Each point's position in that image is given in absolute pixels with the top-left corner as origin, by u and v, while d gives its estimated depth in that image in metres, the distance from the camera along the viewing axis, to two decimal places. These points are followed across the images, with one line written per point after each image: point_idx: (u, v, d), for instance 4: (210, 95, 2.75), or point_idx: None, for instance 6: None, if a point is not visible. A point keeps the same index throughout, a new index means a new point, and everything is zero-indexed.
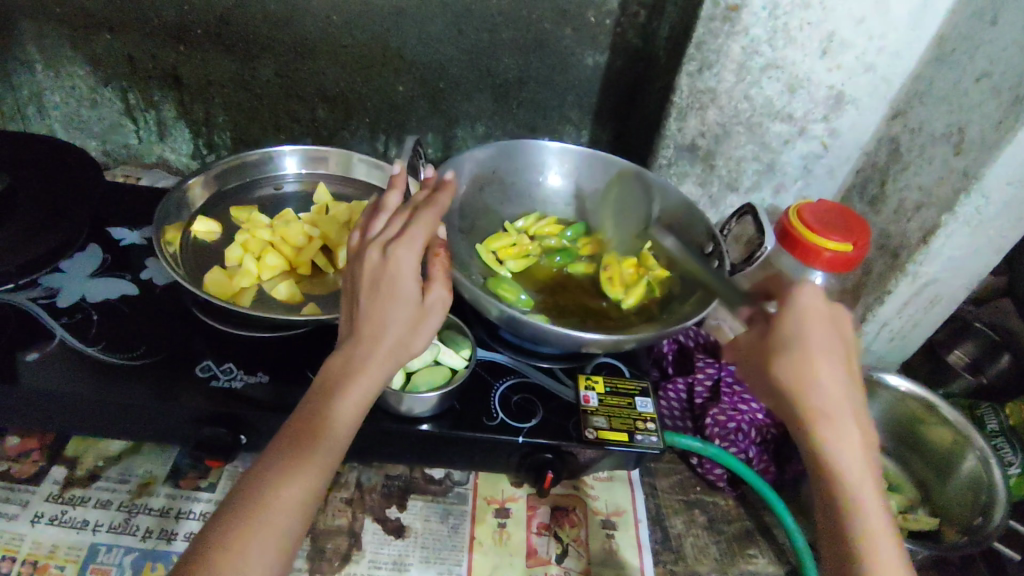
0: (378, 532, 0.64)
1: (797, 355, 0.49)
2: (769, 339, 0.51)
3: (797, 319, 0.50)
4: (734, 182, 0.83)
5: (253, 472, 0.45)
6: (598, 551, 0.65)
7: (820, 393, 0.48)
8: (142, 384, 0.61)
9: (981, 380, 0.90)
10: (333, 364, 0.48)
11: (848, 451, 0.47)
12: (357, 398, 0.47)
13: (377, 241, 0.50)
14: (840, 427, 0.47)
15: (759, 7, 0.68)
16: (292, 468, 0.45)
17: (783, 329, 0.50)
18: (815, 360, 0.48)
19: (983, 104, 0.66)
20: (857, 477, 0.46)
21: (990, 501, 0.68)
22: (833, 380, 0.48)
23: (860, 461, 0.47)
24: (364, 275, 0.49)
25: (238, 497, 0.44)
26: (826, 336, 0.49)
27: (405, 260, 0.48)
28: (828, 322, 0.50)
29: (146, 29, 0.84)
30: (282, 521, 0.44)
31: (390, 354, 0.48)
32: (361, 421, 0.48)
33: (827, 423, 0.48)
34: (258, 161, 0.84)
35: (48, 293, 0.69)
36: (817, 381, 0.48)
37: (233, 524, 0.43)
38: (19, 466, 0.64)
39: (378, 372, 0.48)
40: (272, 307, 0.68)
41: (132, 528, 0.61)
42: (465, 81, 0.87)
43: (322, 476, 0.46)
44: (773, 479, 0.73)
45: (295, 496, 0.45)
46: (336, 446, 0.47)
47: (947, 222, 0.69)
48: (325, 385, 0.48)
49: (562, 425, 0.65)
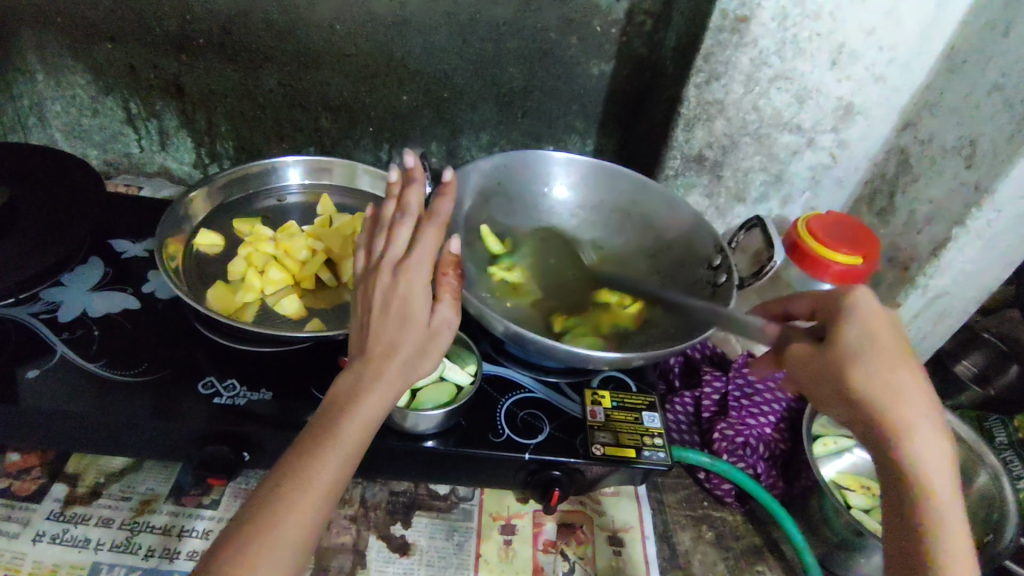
0: (383, 550, 0.63)
1: (873, 365, 0.44)
2: (836, 352, 0.45)
3: (861, 327, 0.46)
4: (741, 193, 0.82)
5: (261, 488, 0.44)
6: (605, 568, 0.65)
7: (905, 410, 0.43)
8: (143, 401, 0.61)
9: (989, 391, 0.90)
10: (343, 380, 0.47)
11: (934, 463, 0.43)
12: (368, 414, 0.46)
13: (386, 261, 0.50)
14: (928, 440, 0.43)
15: (769, 18, 0.67)
16: (302, 484, 0.43)
17: (850, 342, 0.45)
18: (889, 370, 0.44)
19: (995, 116, 0.65)
20: (943, 489, 0.43)
21: (1001, 518, 0.67)
22: (914, 389, 0.44)
23: (946, 472, 0.43)
24: (375, 294, 0.49)
25: (249, 512, 0.43)
26: (896, 343, 0.45)
27: (415, 278, 0.48)
28: (891, 327, 0.46)
29: (148, 39, 0.83)
30: (292, 539, 0.42)
31: (400, 373, 0.47)
32: (370, 439, 0.47)
33: (917, 441, 0.43)
34: (261, 173, 0.83)
35: (49, 307, 0.69)
36: (901, 393, 0.43)
37: (240, 542, 0.41)
38: (19, 483, 0.63)
39: (387, 390, 0.47)
40: (275, 324, 0.67)
41: (134, 547, 0.60)
42: (469, 90, 0.86)
43: (332, 494, 0.45)
44: (781, 495, 0.72)
45: (304, 514, 0.43)
46: (347, 462, 0.45)
47: (958, 235, 0.68)
48: (336, 402, 0.47)
49: (568, 442, 0.64)
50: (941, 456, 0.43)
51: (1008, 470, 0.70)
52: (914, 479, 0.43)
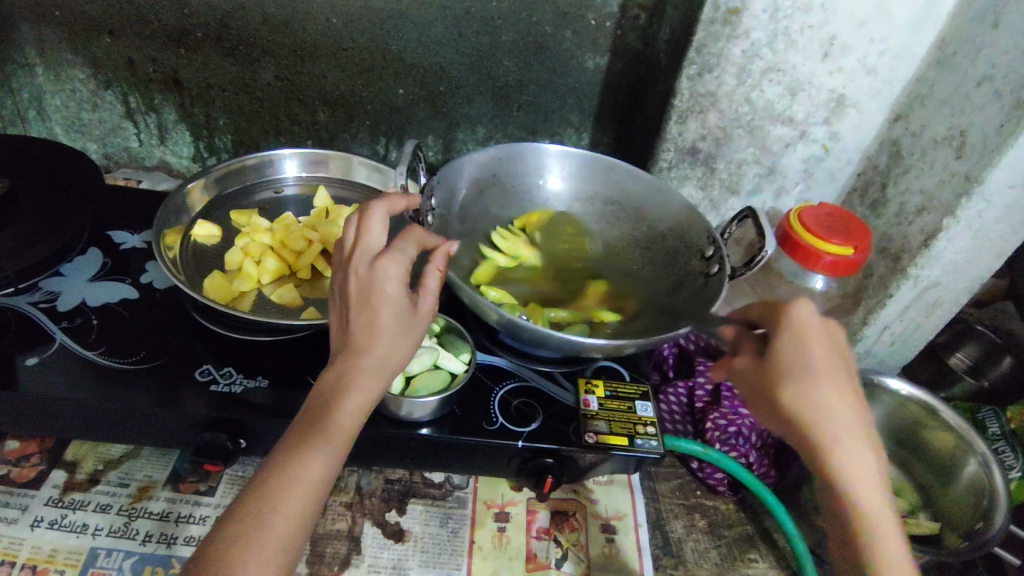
0: (378, 536, 0.64)
1: (802, 386, 0.46)
2: (767, 366, 0.48)
3: (791, 339, 0.48)
4: (735, 185, 0.82)
5: (247, 488, 0.44)
6: (598, 555, 0.65)
7: (830, 426, 0.46)
8: (140, 388, 0.61)
9: (981, 382, 0.91)
10: (328, 377, 0.48)
11: (859, 467, 0.45)
12: (352, 408, 0.47)
13: (360, 253, 0.49)
14: (855, 453, 0.45)
15: (760, 10, 0.67)
16: (291, 480, 0.44)
17: (781, 354, 0.47)
18: (812, 388, 0.46)
19: (985, 106, 0.65)
20: (869, 497, 0.45)
21: (991, 505, 0.68)
22: (838, 404, 0.46)
23: (873, 479, 0.45)
24: (352, 288, 0.49)
25: (235, 513, 0.43)
26: (826, 359, 0.47)
27: (391, 271, 0.48)
28: (820, 338, 0.47)
29: (146, 32, 0.84)
30: (280, 536, 0.43)
31: (383, 364, 0.48)
32: (357, 432, 0.48)
33: (842, 455, 0.45)
34: (258, 166, 0.84)
35: (48, 296, 0.70)
36: (825, 412, 0.46)
37: (226, 542, 0.42)
38: (18, 470, 0.64)
39: (372, 385, 0.48)
40: (270, 313, 0.68)
41: (132, 532, 0.61)
42: (465, 84, 0.87)
43: (320, 489, 0.45)
44: (774, 483, 0.74)
45: (294, 510, 0.44)
46: (333, 459, 0.46)
47: (948, 225, 0.68)
48: (318, 399, 0.47)
49: (562, 429, 0.65)
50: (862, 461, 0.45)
51: (998, 457, 0.71)
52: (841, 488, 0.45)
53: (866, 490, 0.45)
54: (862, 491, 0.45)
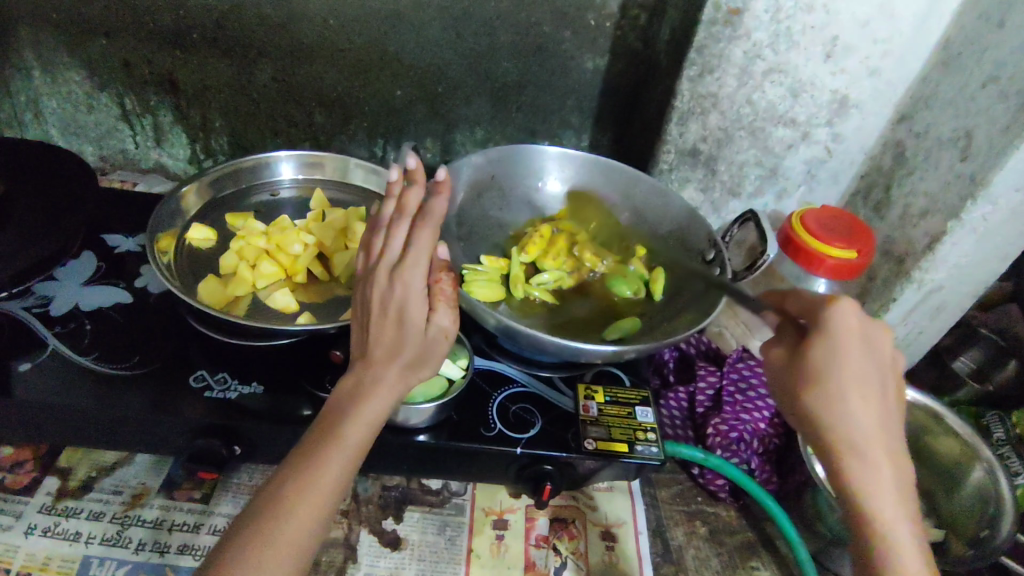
0: (374, 545, 0.63)
1: (835, 391, 0.44)
2: (798, 366, 0.45)
3: (825, 346, 0.44)
4: (736, 187, 0.81)
5: (263, 491, 0.43)
6: (598, 562, 0.64)
7: (851, 430, 0.43)
8: (133, 394, 0.61)
9: (985, 387, 0.90)
10: (347, 383, 0.47)
11: (880, 481, 0.43)
12: (370, 415, 0.46)
13: (382, 262, 0.49)
14: (870, 461, 0.43)
15: (761, 10, 0.66)
16: (309, 483, 0.43)
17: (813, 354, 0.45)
18: (841, 393, 0.44)
19: (991, 108, 0.64)
20: (883, 506, 0.43)
21: (997, 513, 0.67)
22: (865, 410, 0.44)
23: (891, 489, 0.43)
24: (374, 297, 0.48)
25: (253, 511, 0.43)
26: (860, 364, 0.44)
27: (412, 282, 0.47)
28: (863, 342, 0.44)
29: (143, 33, 0.83)
30: (295, 540, 0.42)
31: (404, 372, 0.47)
32: (373, 440, 0.46)
33: (856, 458, 0.43)
34: (253, 168, 0.83)
35: (41, 301, 0.69)
36: (847, 418, 0.43)
37: (243, 544, 0.41)
38: (13, 476, 0.63)
39: (389, 393, 0.46)
40: (268, 316, 0.68)
41: (125, 540, 0.60)
42: (463, 85, 0.86)
43: (337, 494, 0.44)
44: (776, 490, 0.72)
45: (309, 515, 0.43)
46: (351, 463, 0.45)
47: (953, 228, 0.67)
48: (336, 405, 0.46)
49: (561, 435, 0.64)
50: (890, 482, 0.43)
51: (1005, 464, 0.69)
52: (867, 505, 0.43)
53: (878, 497, 0.43)
54: (871, 499, 0.43)
